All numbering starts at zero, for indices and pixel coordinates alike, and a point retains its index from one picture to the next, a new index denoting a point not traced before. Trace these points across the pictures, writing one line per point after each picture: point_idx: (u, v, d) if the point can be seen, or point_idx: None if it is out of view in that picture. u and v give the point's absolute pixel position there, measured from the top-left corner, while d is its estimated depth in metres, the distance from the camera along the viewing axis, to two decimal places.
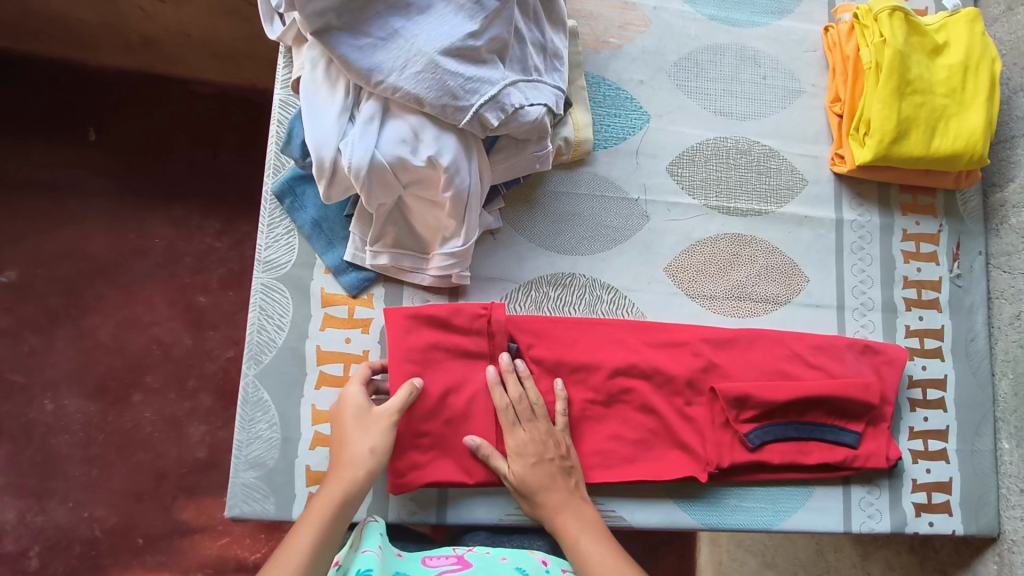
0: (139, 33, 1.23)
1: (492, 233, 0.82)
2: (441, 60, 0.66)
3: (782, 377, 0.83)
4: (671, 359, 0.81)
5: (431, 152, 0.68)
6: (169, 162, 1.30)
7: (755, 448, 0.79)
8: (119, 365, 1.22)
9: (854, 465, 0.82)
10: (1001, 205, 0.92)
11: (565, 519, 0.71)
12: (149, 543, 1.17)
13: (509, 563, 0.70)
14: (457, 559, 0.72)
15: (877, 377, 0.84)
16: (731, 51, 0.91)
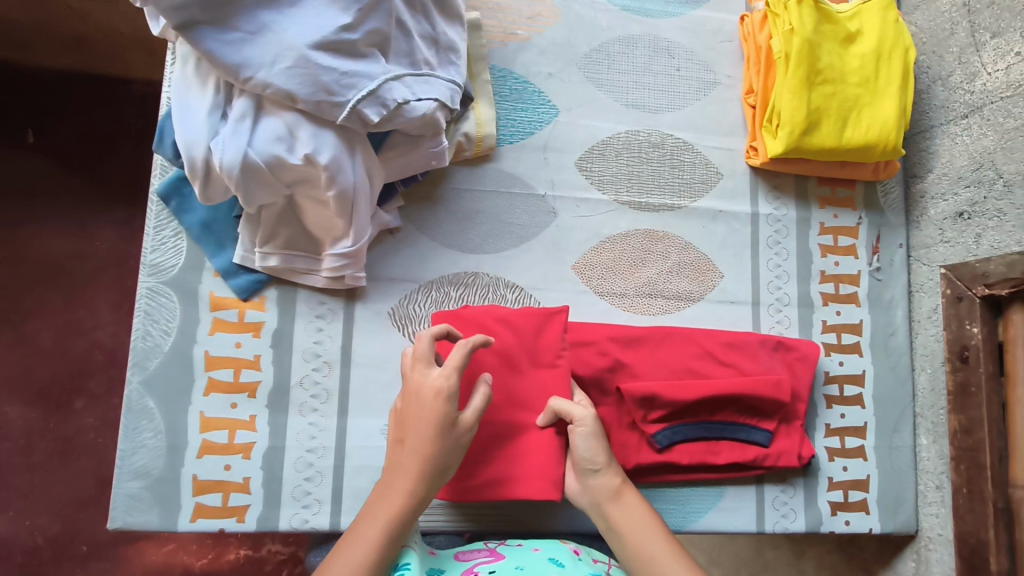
0: (71, 32, 1.16)
1: (391, 233, 0.80)
2: (312, 55, 0.63)
3: (692, 375, 0.80)
4: (578, 360, 0.79)
5: (307, 150, 0.66)
6: (107, 164, 1.24)
7: (662, 449, 0.77)
8: (62, 371, 1.19)
9: (766, 463, 0.80)
10: (921, 196, 0.91)
11: (631, 510, 0.63)
12: (93, 551, 1.15)
13: (541, 554, 0.64)
14: (491, 553, 0.67)
15: (790, 373, 0.82)
16: (644, 42, 0.89)
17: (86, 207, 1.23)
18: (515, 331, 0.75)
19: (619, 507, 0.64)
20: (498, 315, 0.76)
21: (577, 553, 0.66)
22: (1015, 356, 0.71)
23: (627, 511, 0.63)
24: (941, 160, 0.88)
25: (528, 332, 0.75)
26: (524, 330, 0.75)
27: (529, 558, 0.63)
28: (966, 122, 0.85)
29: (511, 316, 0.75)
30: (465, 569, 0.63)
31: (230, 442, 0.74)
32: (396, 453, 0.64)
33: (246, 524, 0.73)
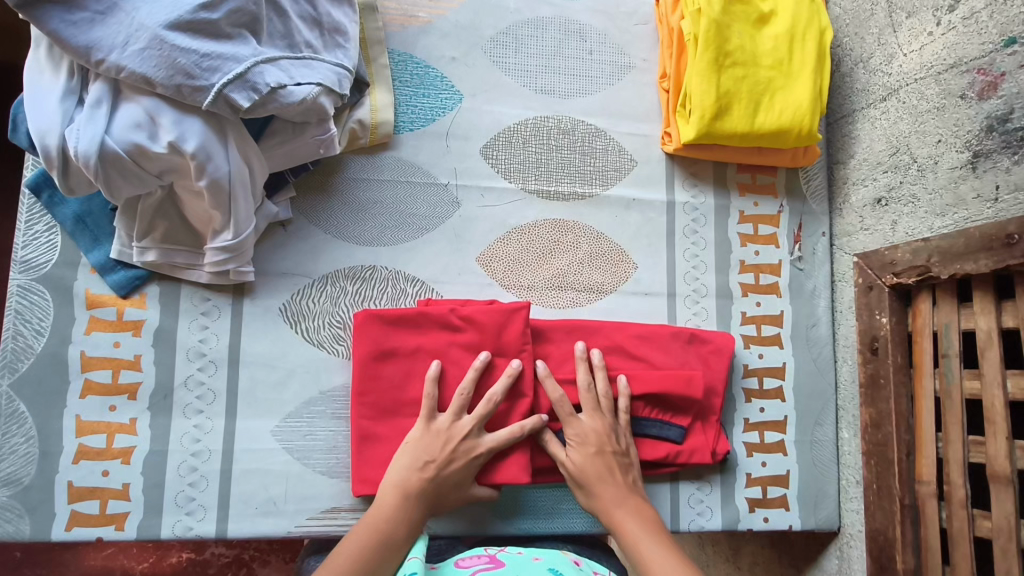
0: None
1: (283, 225, 0.77)
2: (167, 35, 0.60)
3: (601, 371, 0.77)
4: None
5: (170, 137, 0.62)
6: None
7: None
8: None
9: (678, 461, 0.76)
10: (843, 182, 0.88)
11: (630, 528, 0.66)
12: (25, 557, 1.12)
13: (542, 563, 0.62)
14: (492, 559, 0.65)
15: (704, 367, 0.79)
16: (554, 24, 0.86)
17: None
18: (476, 328, 0.72)
19: (621, 524, 0.67)
20: (463, 312, 0.73)
21: (576, 564, 0.65)
22: (922, 348, 0.68)
23: (629, 527, 0.66)
24: (861, 145, 0.85)
25: (489, 329, 0.72)
26: (484, 327, 0.72)
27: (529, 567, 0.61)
28: (884, 105, 0.82)
29: (473, 313, 0.72)
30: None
31: (107, 446, 0.70)
32: (415, 469, 0.66)
33: (125, 533, 0.70)
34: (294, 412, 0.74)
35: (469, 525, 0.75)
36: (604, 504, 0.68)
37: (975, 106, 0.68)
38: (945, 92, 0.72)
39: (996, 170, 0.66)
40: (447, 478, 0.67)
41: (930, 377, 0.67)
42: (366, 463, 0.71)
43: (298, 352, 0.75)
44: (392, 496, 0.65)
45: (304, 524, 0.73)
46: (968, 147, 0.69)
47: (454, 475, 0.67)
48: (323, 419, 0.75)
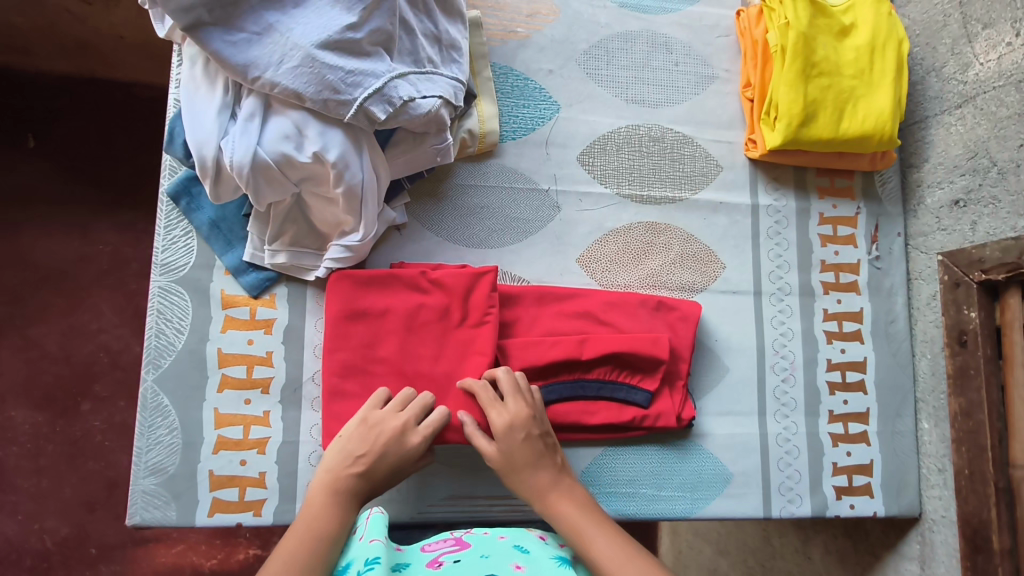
0: (76, 38, 1.16)
1: (398, 228, 0.81)
2: (318, 54, 0.65)
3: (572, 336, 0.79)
4: None
5: (316, 148, 0.67)
6: (111, 170, 1.24)
7: None
8: (67, 374, 1.20)
9: (644, 424, 0.79)
10: (917, 185, 0.92)
11: (564, 512, 0.66)
12: (102, 553, 1.17)
13: (504, 540, 0.66)
14: (457, 542, 0.67)
15: (671, 333, 0.82)
16: (642, 38, 0.91)
17: (86, 209, 1.23)
18: (444, 291, 0.76)
19: (557, 508, 0.66)
20: (433, 275, 0.76)
21: (541, 539, 0.67)
22: (1012, 340, 0.72)
23: (565, 512, 0.66)
24: (936, 150, 0.90)
25: (454, 293, 0.75)
26: (452, 290, 0.75)
27: (492, 545, 0.65)
28: (960, 111, 0.86)
29: (442, 277, 0.76)
30: (431, 559, 0.63)
31: (244, 437, 0.75)
32: (347, 463, 0.66)
33: (262, 518, 0.74)
34: None
35: None
36: (536, 491, 0.68)
37: None
38: None
39: None
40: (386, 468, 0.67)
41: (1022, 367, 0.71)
42: (333, 417, 0.73)
43: None
44: (325, 492, 0.64)
45: (427, 510, 0.78)
46: None
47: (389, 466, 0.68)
48: None
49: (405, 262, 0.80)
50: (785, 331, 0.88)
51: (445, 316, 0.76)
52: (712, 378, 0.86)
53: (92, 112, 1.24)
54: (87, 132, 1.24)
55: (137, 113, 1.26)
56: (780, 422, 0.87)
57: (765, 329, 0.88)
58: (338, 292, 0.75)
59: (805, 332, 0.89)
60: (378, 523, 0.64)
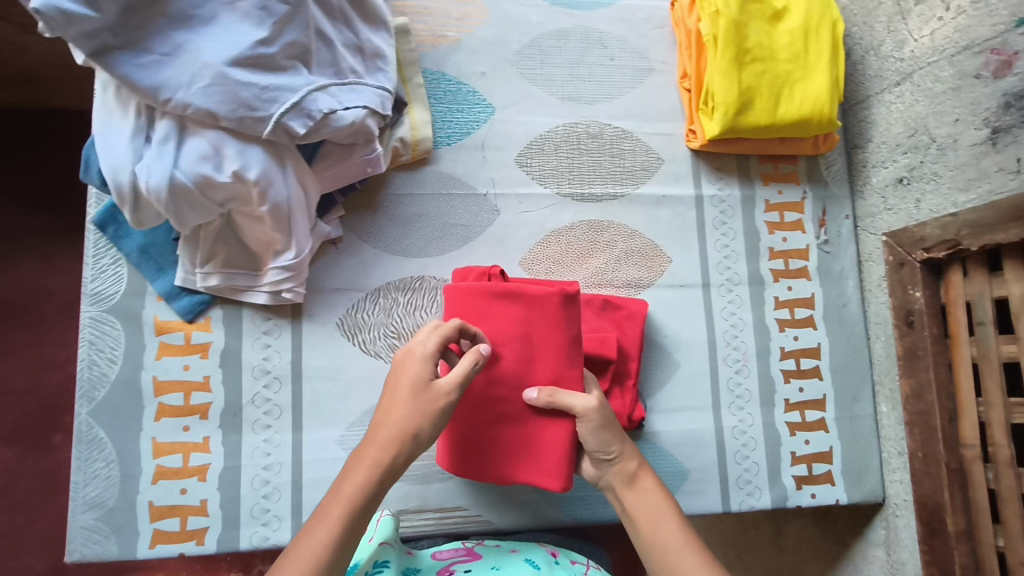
0: (21, 68, 1.05)
1: (334, 242, 0.80)
2: (229, 71, 0.63)
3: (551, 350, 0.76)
4: None
5: (234, 167, 0.66)
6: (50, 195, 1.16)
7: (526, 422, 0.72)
8: None
9: None
10: (863, 165, 0.91)
11: (647, 500, 0.64)
12: None
13: (518, 555, 0.69)
14: (468, 552, 0.71)
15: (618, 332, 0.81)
16: (575, 34, 0.90)
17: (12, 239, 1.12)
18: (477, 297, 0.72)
19: (633, 497, 0.64)
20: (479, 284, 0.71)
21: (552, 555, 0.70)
22: (956, 318, 0.71)
23: (641, 500, 0.64)
24: (879, 129, 0.88)
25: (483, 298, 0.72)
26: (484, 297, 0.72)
27: (506, 560, 0.68)
28: (898, 89, 0.85)
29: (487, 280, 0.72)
30: (443, 567, 0.67)
31: (184, 465, 0.74)
32: (376, 417, 0.62)
33: (206, 546, 0.73)
34: (358, 421, 0.78)
35: (529, 515, 0.80)
36: (636, 475, 0.65)
37: (990, 85, 0.72)
38: (959, 72, 0.75)
39: (1016, 144, 0.68)
40: (405, 421, 0.61)
41: (967, 345, 0.70)
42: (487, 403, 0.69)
43: (357, 365, 0.79)
44: (359, 461, 0.60)
45: None
46: (986, 124, 0.72)
47: (417, 406, 0.61)
48: None
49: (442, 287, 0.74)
50: (735, 322, 0.87)
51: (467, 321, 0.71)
52: (664, 374, 0.85)
53: (16, 132, 1.13)
54: (7, 153, 1.12)
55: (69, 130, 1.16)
56: (735, 415, 0.85)
57: (715, 322, 0.87)
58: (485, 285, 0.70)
59: (756, 322, 0.88)
60: (388, 526, 0.69)
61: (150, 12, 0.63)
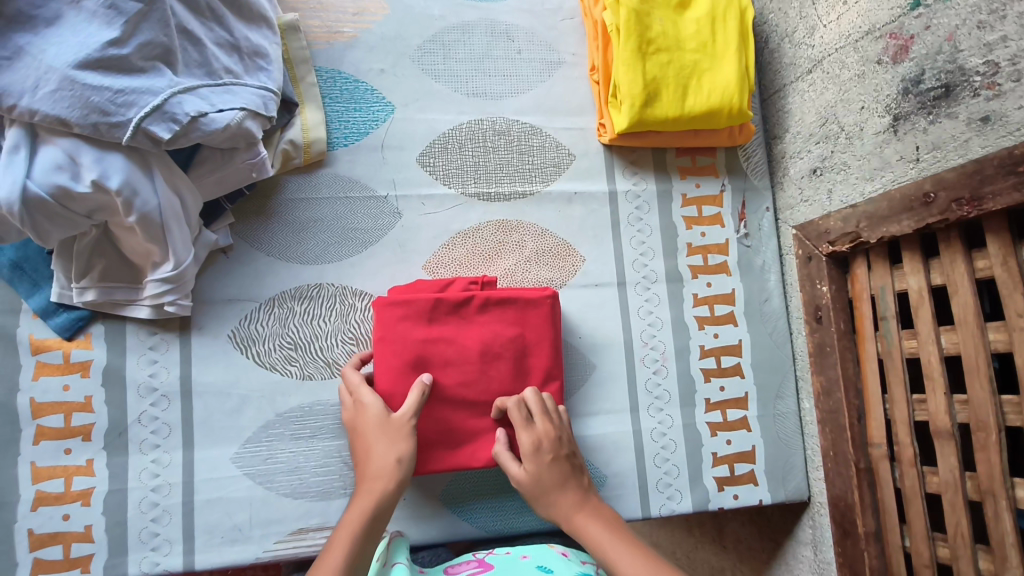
0: None
1: (224, 251, 0.77)
2: (77, 74, 0.60)
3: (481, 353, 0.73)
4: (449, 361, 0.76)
5: (92, 176, 0.62)
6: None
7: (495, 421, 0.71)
8: None
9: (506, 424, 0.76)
10: (781, 157, 0.89)
11: (600, 541, 0.62)
12: None
13: (529, 561, 0.66)
14: (479, 563, 0.69)
15: None
16: (480, 28, 0.86)
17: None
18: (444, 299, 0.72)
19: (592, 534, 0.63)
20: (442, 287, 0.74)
21: (564, 555, 0.68)
22: (862, 312, 0.69)
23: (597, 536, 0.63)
24: (794, 119, 0.86)
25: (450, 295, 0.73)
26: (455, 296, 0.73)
27: (516, 567, 0.65)
28: (810, 77, 0.83)
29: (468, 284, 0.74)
30: None
31: (66, 490, 0.70)
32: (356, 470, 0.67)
33: (92, 574, 0.69)
34: (253, 437, 0.74)
35: (440, 530, 0.77)
36: (575, 511, 0.65)
37: (890, 71, 0.70)
38: (863, 59, 0.73)
39: (914, 131, 0.67)
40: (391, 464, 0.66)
41: (872, 340, 0.68)
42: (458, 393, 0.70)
43: (251, 378, 0.75)
44: (360, 499, 0.64)
45: (273, 548, 0.73)
46: (888, 111, 0.70)
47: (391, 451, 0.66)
48: (282, 441, 0.75)
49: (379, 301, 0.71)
50: (653, 321, 0.85)
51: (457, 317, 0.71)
52: (578, 378, 0.82)
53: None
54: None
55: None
56: (654, 417, 0.83)
57: (631, 321, 0.84)
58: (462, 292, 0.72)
59: (675, 320, 0.85)
60: (399, 547, 0.69)
61: None
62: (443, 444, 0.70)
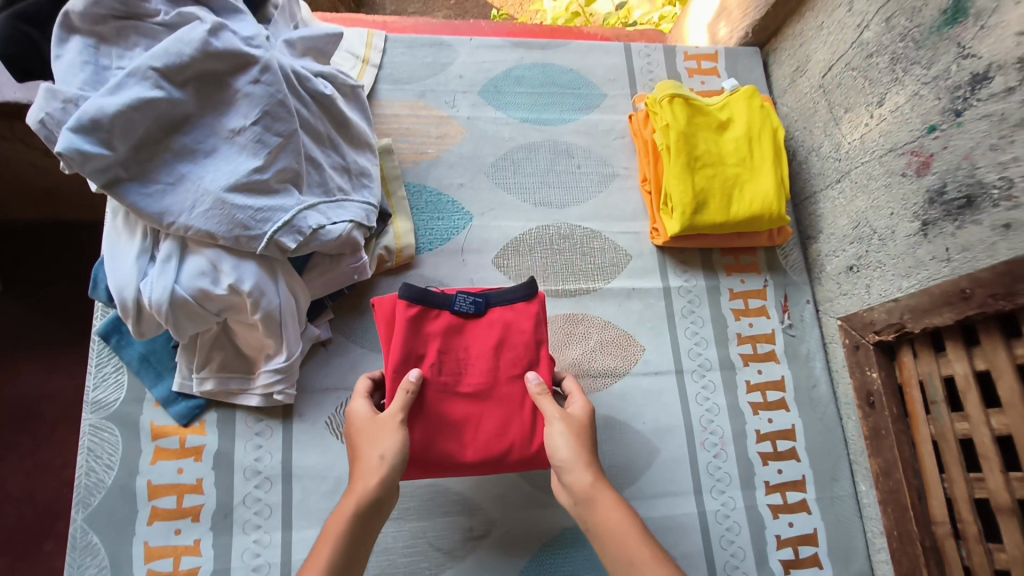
0: (42, 187, 1.08)
1: (324, 344, 0.85)
2: (227, 197, 0.71)
3: (484, 389, 0.74)
4: (447, 377, 0.74)
5: (230, 280, 0.72)
6: (51, 291, 1.13)
7: (480, 448, 0.73)
8: None
9: (490, 455, 0.73)
10: (817, 255, 0.98)
11: (618, 527, 0.64)
12: None
13: None
14: None
15: (457, 340, 0.75)
16: (544, 147, 1.00)
17: (21, 341, 1.10)
18: (514, 330, 0.76)
19: (601, 522, 0.65)
20: (501, 320, 0.76)
21: None
22: (913, 397, 0.76)
23: (608, 524, 0.64)
24: (827, 222, 0.96)
25: (495, 326, 0.76)
26: (519, 325, 0.76)
27: None
28: (840, 186, 0.94)
29: (506, 321, 0.76)
30: None
31: (174, 570, 0.75)
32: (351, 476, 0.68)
33: None
34: None
35: None
36: (588, 497, 0.66)
37: (915, 182, 0.80)
38: (889, 171, 0.84)
39: (943, 235, 0.75)
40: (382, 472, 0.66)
41: (925, 423, 0.74)
42: (499, 433, 0.73)
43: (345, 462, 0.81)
44: (349, 495, 0.66)
45: None
46: (917, 217, 0.79)
47: (367, 442, 0.69)
48: None
49: (517, 305, 0.76)
50: (710, 406, 0.91)
51: (535, 352, 0.76)
52: (644, 461, 0.87)
53: (27, 244, 1.14)
54: (23, 265, 1.13)
55: (74, 239, 1.16)
56: (717, 499, 0.87)
57: (690, 407, 0.90)
58: (513, 324, 0.76)
59: (730, 405, 0.91)
60: None
61: (161, 149, 0.72)
62: (455, 442, 0.73)
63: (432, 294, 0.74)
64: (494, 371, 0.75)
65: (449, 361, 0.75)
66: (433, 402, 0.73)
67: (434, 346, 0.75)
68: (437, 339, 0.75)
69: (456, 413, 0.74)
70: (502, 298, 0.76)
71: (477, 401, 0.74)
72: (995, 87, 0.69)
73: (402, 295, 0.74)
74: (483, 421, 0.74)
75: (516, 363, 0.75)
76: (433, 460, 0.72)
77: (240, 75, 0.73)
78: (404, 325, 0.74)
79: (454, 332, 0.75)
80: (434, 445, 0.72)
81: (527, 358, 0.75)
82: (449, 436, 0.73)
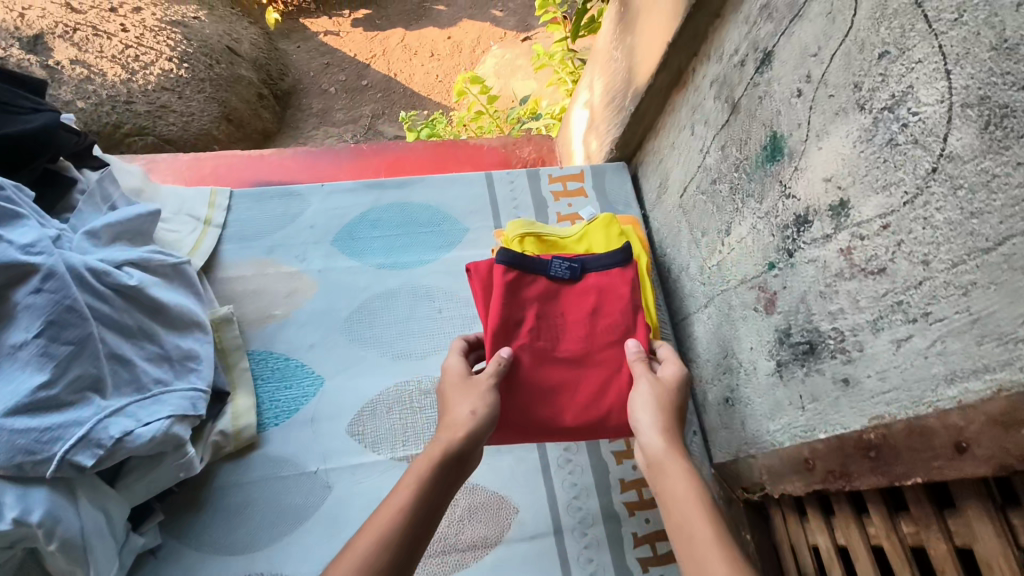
0: None
1: (152, 552, 0.77)
2: (4, 422, 0.64)
3: (580, 355, 0.80)
4: (543, 341, 0.80)
5: (15, 513, 0.63)
6: None
7: (579, 415, 0.78)
8: None
9: (582, 422, 0.78)
10: (698, 380, 0.93)
11: (680, 497, 0.61)
12: None
13: None
14: None
15: (552, 308, 0.82)
16: (403, 293, 0.95)
17: None
18: (608, 295, 0.83)
19: (667, 490, 0.62)
20: (597, 286, 0.84)
21: None
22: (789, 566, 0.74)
23: (674, 494, 0.62)
24: (701, 347, 0.91)
25: (591, 293, 0.83)
26: (618, 290, 0.83)
27: None
28: (707, 311, 0.89)
29: (603, 287, 0.84)
30: None
31: None
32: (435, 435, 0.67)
33: None
34: None
35: None
36: (662, 466, 0.65)
37: (766, 318, 0.75)
38: (743, 304, 0.79)
39: (795, 380, 0.70)
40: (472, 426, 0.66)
41: None
42: (596, 396, 0.79)
43: None
44: (433, 445, 0.65)
45: None
46: (772, 357, 0.74)
47: (456, 399, 0.70)
48: None
49: (614, 271, 0.85)
50: (595, 568, 0.81)
51: (630, 320, 0.82)
52: None
53: None
54: None
55: None
56: None
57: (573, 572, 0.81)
58: (611, 290, 0.84)
59: (617, 564, 0.82)
60: None
61: None
62: (551, 406, 0.78)
63: (531, 260, 0.83)
64: (590, 336, 0.81)
65: (546, 326, 0.81)
66: (529, 368, 0.78)
67: (530, 308, 0.81)
68: (535, 304, 0.82)
69: (552, 378, 0.79)
70: (597, 264, 0.85)
71: (572, 366, 0.80)
72: (815, 232, 0.65)
73: (502, 261, 0.81)
74: (579, 388, 0.79)
75: (611, 327, 0.82)
76: (531, 423, 0.77)
77: (22, 285, 0.69)
78: (503, 286, 0.81)
79: (552, 297, 0.83)
80: (531, 410, 0.78)
81: (621, 323, 0.82)
82: (543, 405, 0.78)
